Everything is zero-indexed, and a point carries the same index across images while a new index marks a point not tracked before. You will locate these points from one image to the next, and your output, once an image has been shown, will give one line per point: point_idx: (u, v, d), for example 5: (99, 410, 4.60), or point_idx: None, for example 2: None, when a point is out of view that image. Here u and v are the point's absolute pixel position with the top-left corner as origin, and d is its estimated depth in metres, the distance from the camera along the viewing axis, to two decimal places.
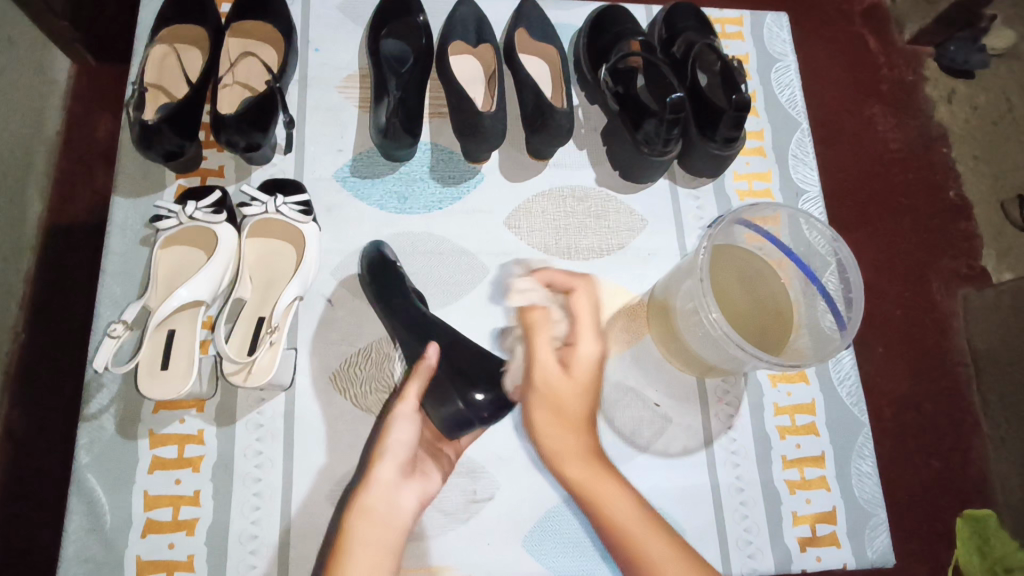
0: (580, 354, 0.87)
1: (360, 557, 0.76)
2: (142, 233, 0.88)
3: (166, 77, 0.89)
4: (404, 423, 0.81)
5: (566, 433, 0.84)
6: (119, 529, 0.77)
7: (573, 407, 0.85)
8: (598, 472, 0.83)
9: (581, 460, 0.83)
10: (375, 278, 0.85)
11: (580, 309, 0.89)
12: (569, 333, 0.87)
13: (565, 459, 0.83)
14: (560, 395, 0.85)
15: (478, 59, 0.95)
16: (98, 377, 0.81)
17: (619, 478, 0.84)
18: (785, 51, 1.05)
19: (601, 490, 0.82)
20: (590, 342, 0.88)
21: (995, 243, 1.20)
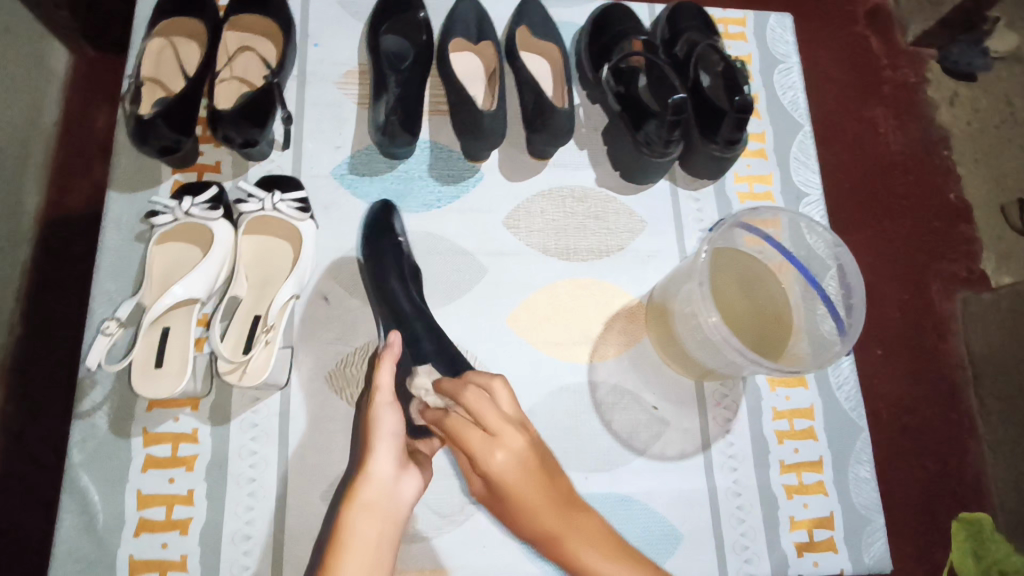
0: (498, 465, 0.65)
1: (360, 544, 0.60)
2: (137, 229, 0.87)
3: (162, 71, 0.88)
4: (387, 410, 0.67)
5: (535, 513, 0.66)
6: (113, 528, 0.76)
7: (527, 497, 0.66)
8: (575, 543, 0.66)
9: (575, 535, 0.66)
10: (367, 243, 0.86)
11: (476, 410, 0.65)
12: (473, 451, 0.66)
13: (564, 539, 0.66)
14: (510, 501, 0.66)
15: (479, 56, 0.94)
16: (92, 374, 0.81)
17: (618, 548, 0.67)
18: (789, 53, 1.04)
19: (584, 560, 0.65)
20: (496, 454, 0.65)
21: (994, 248, 1.19)
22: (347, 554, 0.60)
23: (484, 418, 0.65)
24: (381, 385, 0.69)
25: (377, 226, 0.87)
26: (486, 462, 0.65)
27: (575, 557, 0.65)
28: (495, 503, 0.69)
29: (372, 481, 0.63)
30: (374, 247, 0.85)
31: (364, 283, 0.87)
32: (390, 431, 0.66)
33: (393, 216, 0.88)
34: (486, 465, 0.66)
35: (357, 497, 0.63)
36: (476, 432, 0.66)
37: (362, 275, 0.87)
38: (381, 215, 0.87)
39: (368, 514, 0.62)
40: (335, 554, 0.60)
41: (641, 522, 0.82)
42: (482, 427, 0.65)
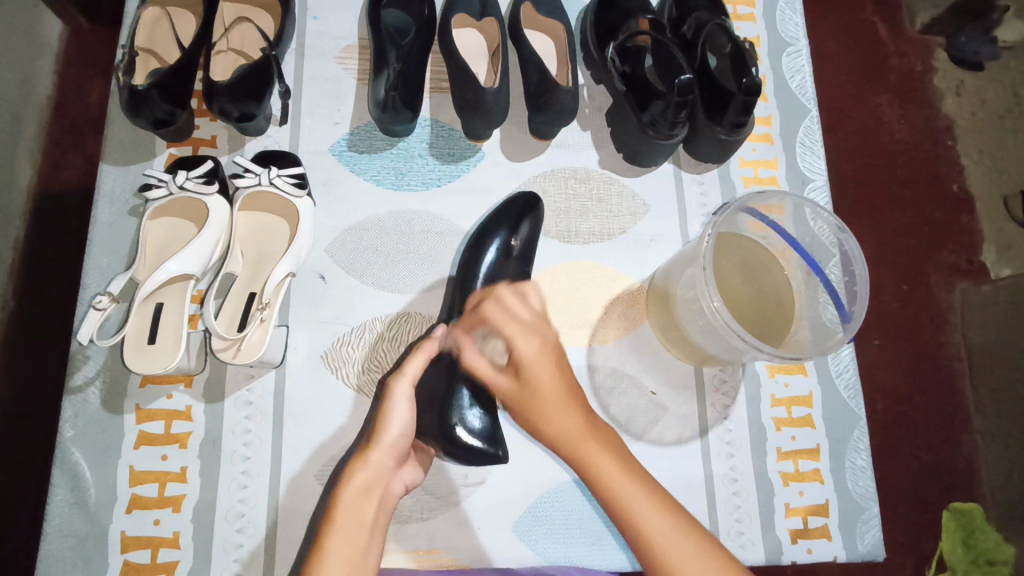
0: (525, 353, 0.73)
1: (346, 527, 0.58)
2: (130, 203, 0.85)
3: (157, 40, 0.86)
4: (402, 405, 0.67)
5: (563, 412, 0.67)
6: (105, 504, 0.76)
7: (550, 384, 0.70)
8: (602, 457, 0.64)
9: (596, 445, 0.64)
10: (480, 229, 0.84)
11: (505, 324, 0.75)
12: (507, 336, 0.74)
13: (580, 446, 0.65)
14: (532, 390, 0.70)
15: (482, 33, 0.91)
16: (85, 349, 0.80)
17: (641, 473, 0.63)
18: (798, 35, 1.02)
19: (606, 471, 0.63)
20: (526, 338, 0.74)
21: (995, 240, 1.17)
22: (334, 532, 0.58)
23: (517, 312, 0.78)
24: (407, 374, 0.68)
25: (500, 215, 0.85)
26: (521, 347, 0.73)
27: (592, 457, 0.64)
28: (519, 394, 0.70)
29: (371, 468, 0.63)
30: (480, 237, 0.83)
31: (362, 262, 0.86)
32: (400, 429, 0.66)
33: (528, 216, 0.85)
34: (515, 342, 0.74)
35: (351, 483, 0.62)
36: (515, 326, 0.75)
37: (359, 254, 0.86)
38: (517, 208, 0.85)
39: (359, 500, 0.61)
40: (325, 532, 0.58)
41: None
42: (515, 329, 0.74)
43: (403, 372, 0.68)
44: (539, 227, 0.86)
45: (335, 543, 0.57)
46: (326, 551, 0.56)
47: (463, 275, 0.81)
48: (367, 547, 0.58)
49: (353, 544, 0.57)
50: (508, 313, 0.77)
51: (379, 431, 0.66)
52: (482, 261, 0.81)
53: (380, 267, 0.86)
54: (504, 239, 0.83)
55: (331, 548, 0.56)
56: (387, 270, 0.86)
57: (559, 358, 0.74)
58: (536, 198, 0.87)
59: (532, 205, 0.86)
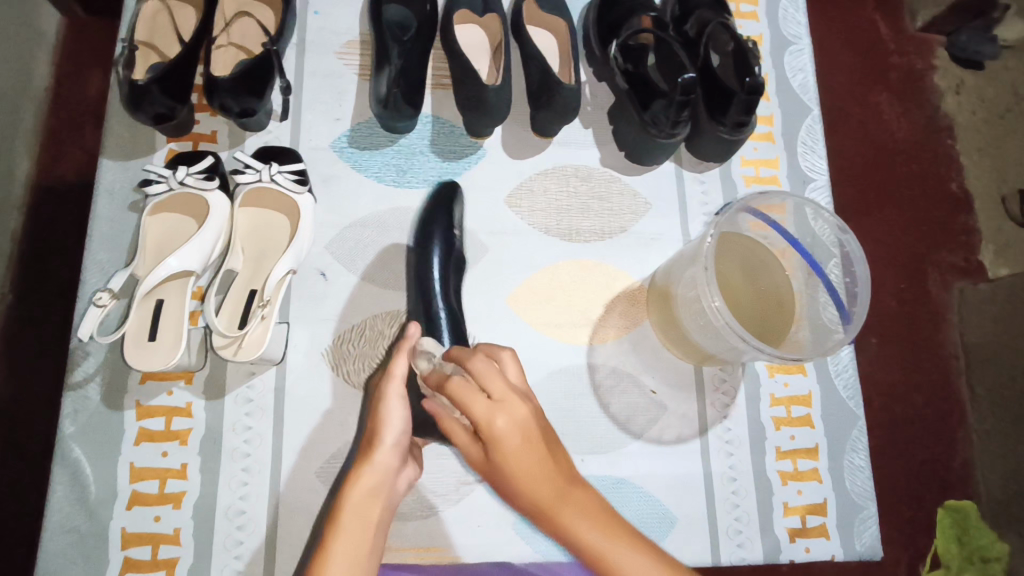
0: (500, 430, 0.52)
1: (352, 528, 0.57)
2: (130, 198, 0.85)
3: (157, 34, 0.85)
4: (396, 405, 0.63)
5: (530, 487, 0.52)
6: (105, 501, 0.76)
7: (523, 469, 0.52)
8: (578, 521, 0.52)
9: (575, 506, 0.53)
10: (420, 229, 0.85)
11: (483, 376, 0.53)
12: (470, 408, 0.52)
13: (563, 512, 0.53)
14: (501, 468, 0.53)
15: (484, 29, 0.91)
16: (84, 345, 0.79)
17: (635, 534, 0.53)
18: (800, 34, 1.02)
19: (586, 535, 0.52)
20: (496, 410, 0.52)
21: (993, 239, 1.17)
22: (338, 534, 0.56)
23: (488, 377, 0.53)
24: (396, 374, 0.64)
25: (432, 208, 0.86)
26: (489, 424, 0.52)
27: (583, 533, 0.52)
28: (496, 471, 0.53)
29: (376, 473, 0.60)
30: (423, 237, 0.84)
31: (362, 259, 0.85)
32: (396, 431, 0.62)
33: (455, 203, 0.86)
34: (484, 420, 0.52)
35: (355, 486, 0.59)
36: (480, 398, 0.52)
37: (360, 252, 0.86)
38: (447, 201, 0.86)
39: (366, 501, 0.59)
40: (329, 534, 0.57)
41: (636, 506, 0.82)
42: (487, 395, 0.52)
43: (392, 374, 0.64)
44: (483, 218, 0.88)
45: (339, 545, 0.56)
46: (330, 555, 0.55)
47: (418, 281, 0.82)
48: (372, 548, 0.57)
49: (356, 550, 0.56)
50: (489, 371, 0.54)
51: (376, 436, 0.62)
52: (431, 261, 0.82)
53: (380, 264, 0.86)
54: (444, 234, 0.84)
55: (337, 544, 0.56)
56: (387, 267, 0.85)
57: (542, 423, 0.54)
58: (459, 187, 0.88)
59: (456, 196, 0.87)
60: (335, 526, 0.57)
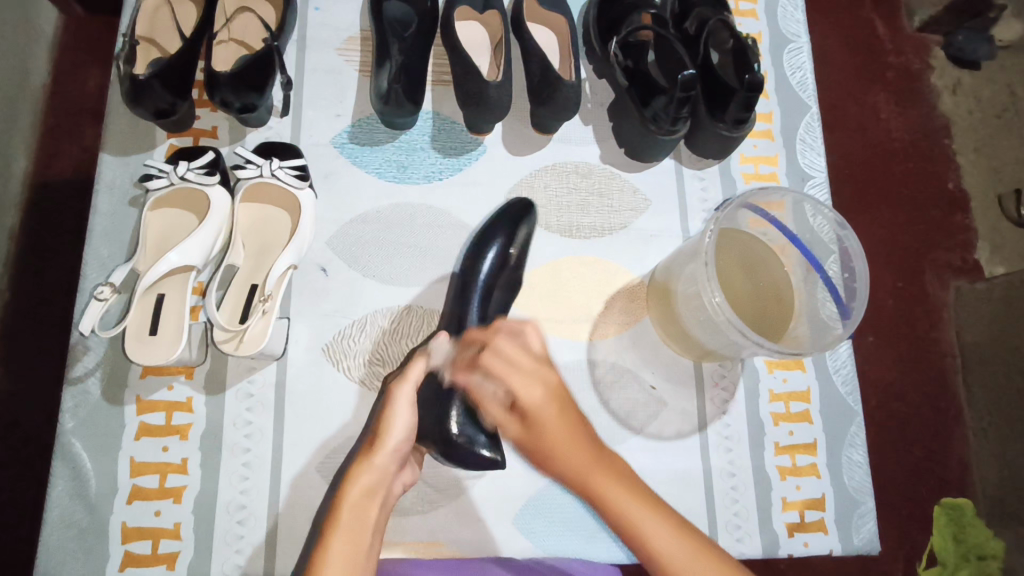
0: (532, 399, 0.63)
1: (350, 524, 0.58)
2: (130, 193, 0.85)
3: (158, 30, 0.85)
4: (405, 409, 0.65)
5: (565, 447, 0.61)
6: (105, 495, 0.75)
7: (554, 434, 0.62)
8: (606, 484, 0.60)
9: (604, 471, 0.60)
10: (478, 237, 0.84)
11: (511, 356, 0.66)
12: (506, 382, 0.64)
13: (592, 476, 0.60)
14: (537, 433, 0.63)
15: (484, 26, 0.91)
16: (85, 340, 0.80)
17: (655, 498, 0.60)
18: (799, 32, 1.02)
19: (613, 498, 0.59)
20: (528, 383, 0.63)
21: (990, 238, 1.18)
22: (337, 530, 0.58)
23: (515, 360, 0.65)
24: (412, 380, 0.66)
25: (500, 219, 0.85)
26: (524, 396, 0.63)
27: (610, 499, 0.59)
28: (531, 442, 0.63)
29: (374, 472, 0.62)
30: (476, 249, 0.83)
31: (363, 255, 0.85)
32: (403, 435, 0.65)
33: (523, 222, 0.85)
34: (519, 393, 0.63)
35: (354, 484, 0.61)
36: (517, 370, 0.65)
37: (361, 248, 0.86)
38: (512, 218, 0.85)
39: (362, 502, 0.61)
40: (327, 530, 0.58)
41: None
42: (518, 365, 0.65)
43: (406, 377, 0.66)
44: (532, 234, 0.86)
45: (338, 542, 0.57)
46: (329, 550, 0.56)
47: (461, 284, 0.82)
48: (368, 545, 0.58)
49: (354, 546, 0.57)
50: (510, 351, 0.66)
51: (381, 436, 0.64)
52: (481, 266, 0.81)
53: (381, 260, 0.86)
54: (502, 246, 0.83)
55: (334, 542, 0.57)
56: (388, 262, 0.86)
57: (566, 399, 0.64)
58: (531, 205, 0.87)
59: (528, 213, 0.86)
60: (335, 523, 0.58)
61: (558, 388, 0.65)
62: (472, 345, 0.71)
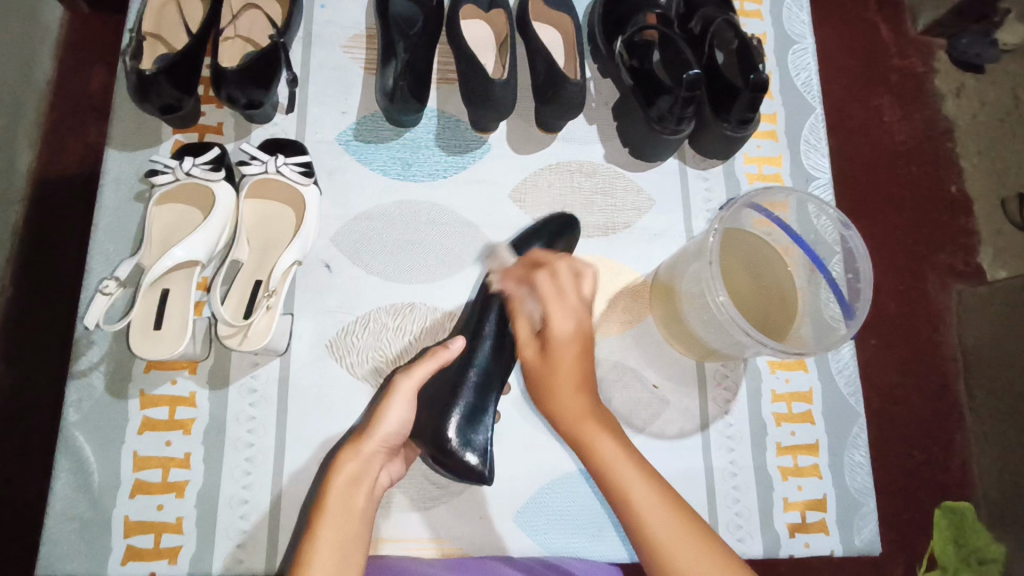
0: (557, 330, 0.69)
1: (336, 515, 0.57)
2: (136, 188, 0.85)
3: (164, 26, 0.86)
4: (401, 404, 0.66)
5: (571, 393, 0.67)
6: (108, 489, 0.76)
7: (568, 371, 0.68)
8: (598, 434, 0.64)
9: (596, 424, 0.65)
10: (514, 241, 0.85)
11: (555, 286, 0.72)
12: (547, 308, 0.70)
13: (584, 426, 0.65)
14: (553, 366, 0.69)
15: (490, 25, 0.91)
16: (89, 334, 0.80)
17: (644, 462, 0.63)
18: (804, 33, 1.03)
19: (602, 449, 0.63)
20: (564, 317, 0.70)
21: (992, 241, 1.17)
22: (325, 522, 0.56)
23: (563, 291, 0.71)
24: (412, 375, 0.67)
25: (541, 227, 0.85)
26: (556, 325, 0.69)
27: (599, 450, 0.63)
28: (542, 370, 0.69)
29: (361, 458, 0.62)
30: (528, 232, 0.85)
31: (366, 252, 0.86)
32: (395, 428, 0.65)
33: (565, 236, 0.85)
34: (553, 321, 0.69)
35: (340, 473, 0.61)
36: (559, 300, 0.71)
37: (364, 245, 0.86)
38: (553, 230, 0.85)
39: (348, 490, 0.59)
40: (315, 522, 0.57)
41: None
42: (561, 290, 0.71)
43: (410, 373, 0.67)
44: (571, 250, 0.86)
45: (325, 529, 0.56)
46: (317, 541, 0.55)
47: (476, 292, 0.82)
48: (358, 536, 0.57)
49: (344, 535, 0.56)
50: (560, 273, 0.73)
51: (374, 427, 0.64)
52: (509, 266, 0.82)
53: (385, 257, 0.86)
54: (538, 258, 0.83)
55: (323, 531, 0.56)
56: (391, 259, 0.86)
57: (590, 348, 0.70)
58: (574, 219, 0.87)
59: (571, 225, 0.86)
60: (322, 514, 0.57)
61: (589, 332, 0.70)
62: (531, 262, 0.77)
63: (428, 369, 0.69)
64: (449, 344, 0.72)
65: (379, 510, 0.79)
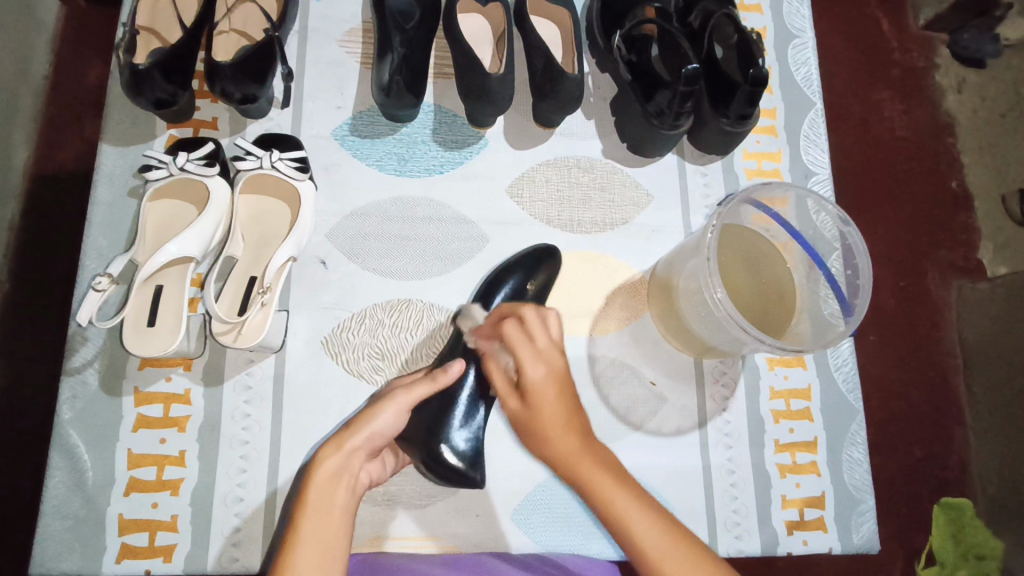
0: (535, 379, 0.63)
1: (318, 508, 0.58)
2: (130, 184, 0.85)
3: (158, 19, 0.85)
4: (393, 411, 0.66)
5: (560, 432, 0.62)
6: (103, 487, 0.75)
7: (554, 413, 0.63)
8: (596, 471, 0.61)
9: (591, 460, 0.62)
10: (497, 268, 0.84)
11: (517, 341, 0.64)
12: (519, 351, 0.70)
13: (581, 464, 0.62)
14: (538, 411, 0.63)
15: (487, 19, 0.90)
16: (83, 331, 0.79)
17: (643, 493, 0.61)
18: (804, 27, 1.02)
19: (600, 486, 0.60)
20: (535, 362, 0.64)
21: (993, 237, 1.17)
22: (307, 515, 0.57)
23: (537, 341, 0.64)
24: (410, 392, 0.67)
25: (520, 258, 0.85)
26: (529, 374, 0.63)
27: (600, 487, 0.60)
28: (528, 416, 0.64)
29: (343, 454, 0.62)
30: (492, 280, 0.83)
31: (362, 249, 0.85)
32: (378, 435, 0.65)
33: (547, 266, 0.85)
34: (525, 367, 0.63)
35: (321, 469, 0.60)
36: (528, 347, 0.64)
37: (360, 241, 0.85)
38: (534, 258, 0.85)
39: (330, 485, 0.60)
40: (298, 514, 0.58)
41: None
42: (532, 343, 0.64)
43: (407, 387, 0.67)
44: (554, 279, 0.86)
45: (308, 523, 0.57)
46: (299, 536, 0.56)
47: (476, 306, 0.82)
48: (341, 531, 0.58)
49: (325, 534, 0.57)
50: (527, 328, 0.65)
51: (358, 426, 0.64)
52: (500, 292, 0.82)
53: (380, 253, 0.85)
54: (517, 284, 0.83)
55: (306, 525, 0.57)
56: (387, 256, 0.85)
57: (570, 388, 0.64)
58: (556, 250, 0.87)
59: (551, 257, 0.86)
60: (304, 508, 0.58)
61: (565, 374, 0.64)
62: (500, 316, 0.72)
63: (423, 389, 0.67)
64: (450, 368, 0.71)
65: (375, 508, 0.78)
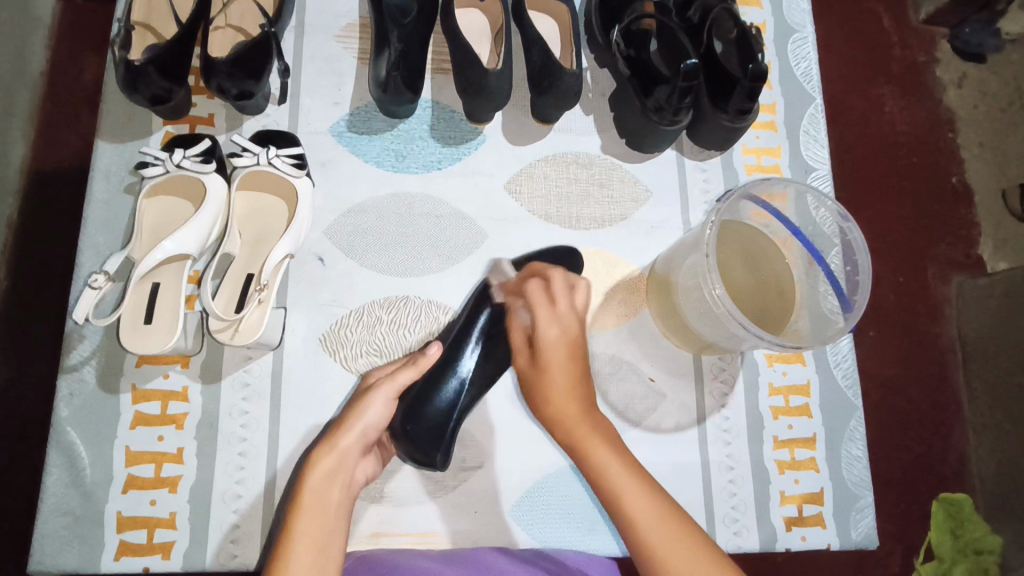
0: (546, 337, 0.74)
1: (314, 509, 0.59)
2: (126, 180, 0.84)
3: (154, 14, 0.84)
4: (380, 403, 0.69)
5: (563, 397, 0.71)
6: (101, 484, 0.75)
7: (562, 377, 0.72)
8: (594, 440, 0.68)
9: (588, 427, 0.69)
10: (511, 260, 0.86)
11: (538, 304, 0.76)
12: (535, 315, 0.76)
13: (579, 429, 0.69)
14: (544, 372, 0.73)
15: (485, 14, 0.90)
16: (80, 328, 0.79)
17: (635, 466, 0.66)
18: (804, 22, 1.01)
19: (593, 447, 0.67)
20: (550, 321, 0.75)
21: (993, 233, 1.16)
22: (303, 514, 0.58)
23: (549, 301, 0.76)
24: (395, 380, 0.71)
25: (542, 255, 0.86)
26: (543, 333, 0.75)
27: (594, 452, 0.67)
28: (533, 376, 0.75)
29: (337, 455, 0.64)
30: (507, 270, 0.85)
31: (360, 245, 0.85)
32: (369, 426, 0.68)
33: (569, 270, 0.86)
34: (539, 326, 0.75)
35: (315, 470, 0.62)
36: (545, 311, 0.76)
37: (358, 238, 0.85)
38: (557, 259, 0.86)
39: (323, 485, 0.61)
40: (293, 515, 0.59)
41: None
42: (551, 304, 0.76)
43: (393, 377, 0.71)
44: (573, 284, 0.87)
45: (303, 523, 0.58)
46: (294, 536, 0.57)
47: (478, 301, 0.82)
48: (334, 531, 0.59)
49: (321, 533, 0.57)
50: (546, 291, 0.77)
51: (351, 423, 0.67)
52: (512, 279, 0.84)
53: (378, 250, 0.85)
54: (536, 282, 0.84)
55: (301, 524, 0.58)
56: (385, 253, 0.85)
57: (576, 353, 0.75)
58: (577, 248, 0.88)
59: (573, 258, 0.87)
60: (301, 508, 0.59)
61: (576, 338, 0.75)
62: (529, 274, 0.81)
63: (406, 375, 0.72)
64: (428, 352, 0.75)
65: (374, 505, 0.78)
